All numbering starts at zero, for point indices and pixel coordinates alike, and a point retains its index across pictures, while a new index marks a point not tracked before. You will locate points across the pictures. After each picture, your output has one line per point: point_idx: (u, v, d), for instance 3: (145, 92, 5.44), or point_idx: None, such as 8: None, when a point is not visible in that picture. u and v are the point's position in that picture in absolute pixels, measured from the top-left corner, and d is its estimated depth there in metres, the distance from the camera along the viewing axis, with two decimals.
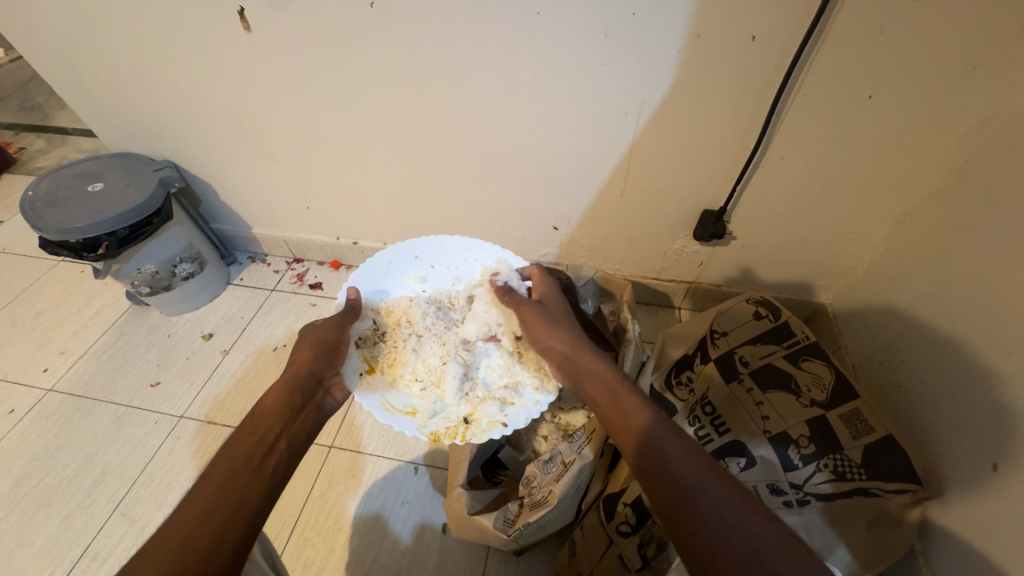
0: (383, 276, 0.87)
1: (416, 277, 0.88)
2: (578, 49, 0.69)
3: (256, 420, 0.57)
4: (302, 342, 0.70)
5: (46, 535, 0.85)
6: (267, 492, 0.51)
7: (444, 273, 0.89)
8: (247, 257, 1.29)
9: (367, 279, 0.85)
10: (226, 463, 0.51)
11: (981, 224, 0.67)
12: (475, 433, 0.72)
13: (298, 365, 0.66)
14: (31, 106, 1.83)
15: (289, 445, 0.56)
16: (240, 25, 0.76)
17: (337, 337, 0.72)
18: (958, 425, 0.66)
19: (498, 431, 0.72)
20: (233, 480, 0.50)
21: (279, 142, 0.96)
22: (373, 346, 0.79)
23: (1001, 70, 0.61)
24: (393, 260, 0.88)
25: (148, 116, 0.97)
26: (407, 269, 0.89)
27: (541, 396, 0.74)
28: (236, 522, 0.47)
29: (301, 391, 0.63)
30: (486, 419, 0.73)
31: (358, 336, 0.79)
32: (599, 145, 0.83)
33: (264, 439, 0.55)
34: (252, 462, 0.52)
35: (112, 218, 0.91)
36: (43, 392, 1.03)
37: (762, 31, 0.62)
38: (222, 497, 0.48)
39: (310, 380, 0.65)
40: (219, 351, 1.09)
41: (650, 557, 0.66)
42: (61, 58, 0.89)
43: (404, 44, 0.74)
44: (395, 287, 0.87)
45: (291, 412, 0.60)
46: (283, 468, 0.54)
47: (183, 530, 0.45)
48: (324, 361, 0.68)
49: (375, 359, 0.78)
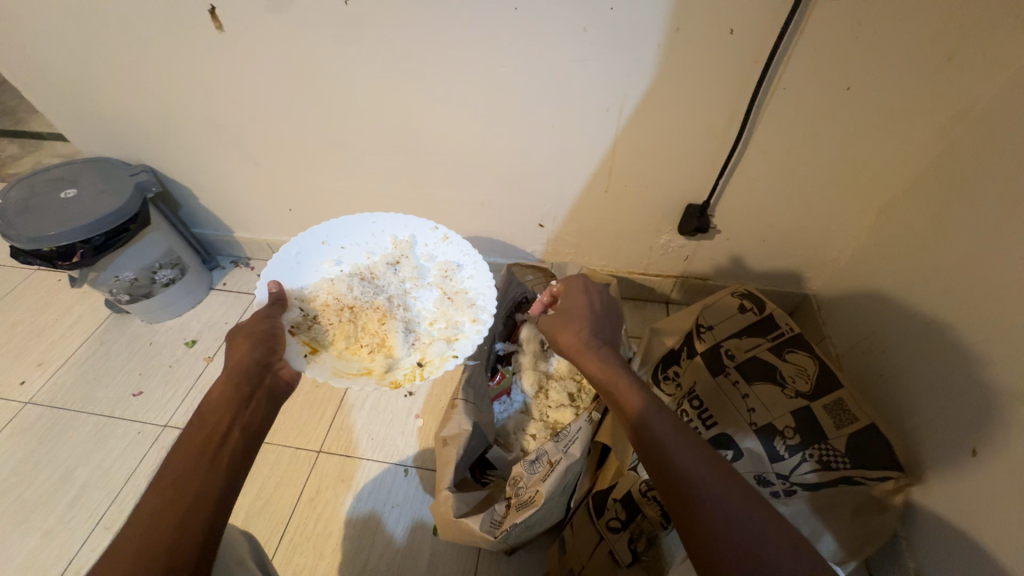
0: (295, 267, 0.82)
1: (330, 260, 0.85)
2: (557, 45, 0.68)
3: (204, 414, 0.55)
4: (235, 336, 0.66)
5: (28, 550, 0.83)
6: (228, 483, 0.50)
7: (356, 251, 0.87)
8: (230, 261, 1.27)
9: (281, 272, 0.80)
10: (178, 458, 0.50)
11: (957, 213, 0.68)
12: (431, 370, 0.72)
13: (238, 356, 0.63)
14: (3, 110, 1.78)
15: (244, 434, 0.55)
16: (212, 24, 0.75)
17: (271, 327, 0.69)
18: (939, 413, 0.68)
19: (452, 362, 0.72)
20: (187, 473, 0.49)
21: (259, 144, 0.94)
22: (308, 329, 0.74)
23: (974, 60, 0.61)
24: (300, 250, 0.83)
25: (121, 119, 0.95)
26: (318, 255, 0.85)
27: (481, 324, 0.77)
28: (199, 514, 0.47)
29: (247, 378, 0.61)
30: (438, 357, 0.74)
31: (291, 323, 0.74)
32: (581, 142, 0.82)
33: (216, 430, 0.54)
34: (206, 454, 0.51)
35: (87, 225, 0.89)
36: (21, 405, 1.00)
37: (740, 24, 0.62)
38: (180, 489, 0.47)
39: (254, 368, 0.62)
40: (203, 357, 1.07)
41: (639, 552, 0.69)
42: (27, 60, 0.86)
43: (381, 42, 0.72)
44: (311, 275, 0.82)
45: (242, 400, 0.58)
46: (243, 455, 0.54)
47: (141, 529, 0.44)
48: (265, 348, 0.66)
49: (315, 341, 0.73)
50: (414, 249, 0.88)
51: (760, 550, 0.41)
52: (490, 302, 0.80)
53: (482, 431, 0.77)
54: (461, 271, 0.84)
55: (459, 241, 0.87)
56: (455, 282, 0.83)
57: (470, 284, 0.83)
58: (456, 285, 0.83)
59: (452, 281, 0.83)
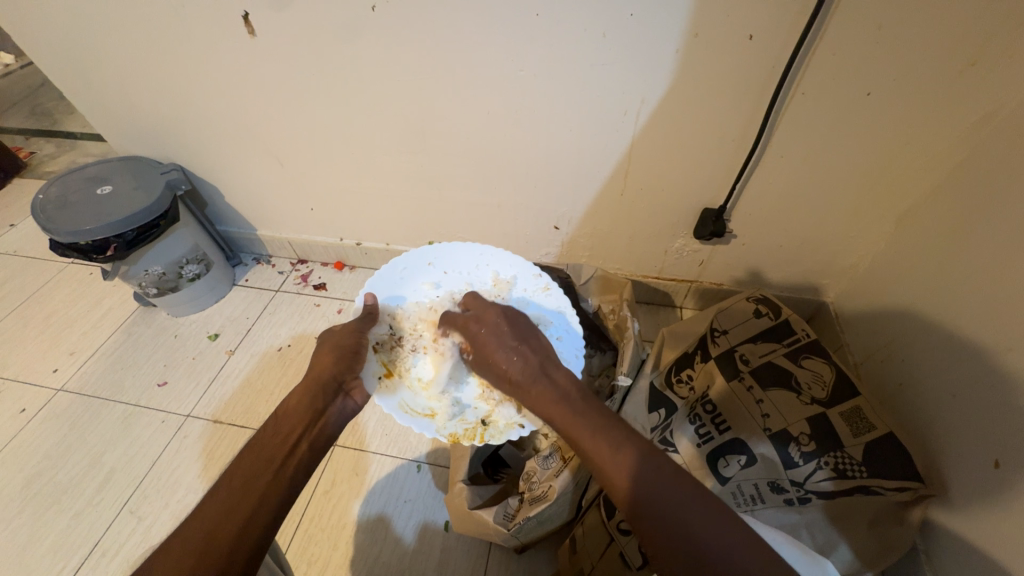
0: (397, 282, 0.84)
1: (430, 282, 0.86)
2: (576, 51, 0.70)
3: (279, 421, 0.57)
4: (321, 346, 0.69)
5: (56, 532, 0.86)
6: (286, 496, 0.51)
7: (457, 278, 0.86)
8: (251, 259, 1.31)
9: (384, 284, 0.83)
10: (248, 463, 0.52)
11: (981, 219, 0.67)
12: (493, 434, 0.72)
13: (318, 368, 0.65)
14: (41, 111, 1.86)
15: (309, 450, 0.56)
16: (245, 29, 0.78)
17: (356, 341, 0.71)
18: (960, 422, 0.66)
19: (516, 432, 0.72)
20: (253, 481, 0.50)
21: (283, 144, 0.97)
22: (390, 350, 0.78)
23: (997, 66, 0.61)
24: (406, 265, 0.86)
25: (154, 119, 0.99)
26: (420, 275, 0.86)
27: None
28: (258, 523, 0.48)
29: (322, 393, 0.63)
30: (503, 420, 0.73)
31: (376, 340, 0.77)
32: (598, 145, 0.83)
33: (286, 440, 0.55)
34: (274, 463, 0.53)
35: (122, 220, 0.93)
36: (53, 392, 1.04)
37: (760, 30, 0.63)
38: (244, 495, 0.49)
39: (330, 385, 0.64)
40: (225, 351, 1.10)
41: (650, 555, 0.65)
42: (70, 62, 0.90)
43: (405, 45, 0.74)
44: (409, 292, 0.84)
45: (314, 414, 0.60)
46: (304, 470, 0.54)
47: (204, 527, 0.46)
48: (344, 364, 0.67)
49: (392, 364, 0.77)
50: (512, 291, 0.84)
51: (710, 562, 0.43)
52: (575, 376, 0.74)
53: None
54: (550, 330, 0.79)
55: (560, 295, 0.83)
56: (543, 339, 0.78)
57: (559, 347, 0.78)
58: None
59: None
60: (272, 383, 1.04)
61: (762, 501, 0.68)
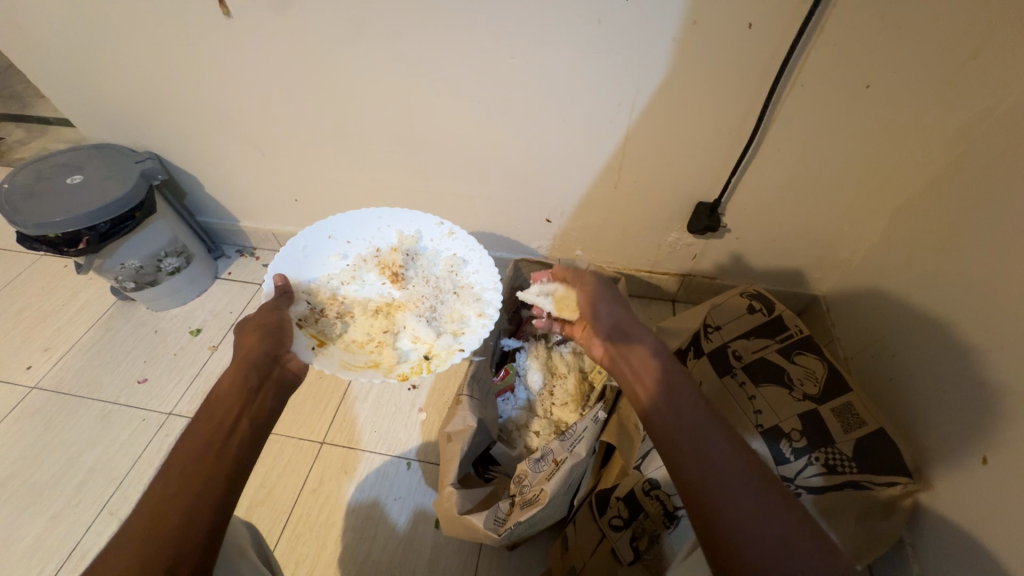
0: (301, 262, 0.82)
1: (337, 254, 0.85)
2: (569, 38, 0.67)
3: (213, 402, 0.54)
4: (243, 327, 0.65)
5: (34, 534, 0.84)
6: (234, 471, 0.49)
7: (363, 244, 0.86)
8: (234, 250, 1.27)
9: (289, 266, 0.80)
10: (186, 450, 0.49)
11: (976, 216, 0.66)
12: (438, 363, 0.72)
13: (245, 348, 0.62)
14: (10, 95, 1.77)
15: (252, 425, 0.54)
16: (220, 11, 0.73)
17: (278, 317, 0.69)
18: (948, 417, 0.67)
19: (459, 356, 0.72)
20: (194, 466, 0.47)
21: (263, 132, 0.93)
22: (316, 322, 0.74)
23: (999, 60, 0.60)
24: (306, 244, 0.83)
25: (126, 105, 0.94)
26: (324, 249, 0.84)
27: (487, 319, 0.77)
28: (205, 504, 0.46)
29: (255, 371, 0.60)
30: (444, 350, 0.74)
31: (297, 316, 0.74)
32: (591, 136, 0.81)
33: (223, 422, 0.53)
34: (215, 445, 0.50)
35: (93, 212, 0.89)
36: (27, 390, 1.01)
37: (759, 18, 0.61)
38: (186, 481, 0.46)
39: (262, 361, 0.62)
40: (207, 346, 1.07)
41: (642, 551, 0.68)
42: (33, 44, 0.85)
43: (390, 30, 0.71)
44: (318, 269, 0.82)
45: (250, 392, 0.57)
46: (250, 443, 0.53)
47: (150, 516, 0.43)
48: (273, 340, 0.65)
49: (322, 334, 0.73)
50: (419, 243, 0.87)
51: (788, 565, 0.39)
52: (495, 296, 0.80)
53: (487, 427, 0.78)
54: (466, 267, 0.84)
55: (464, 237, 0.87)
56: (460, 278, 0.83)
57: (475, 279, 0.83)
58: (462, 280, 0.83)
59: (457, 276, 0.83)
60: None
61: None
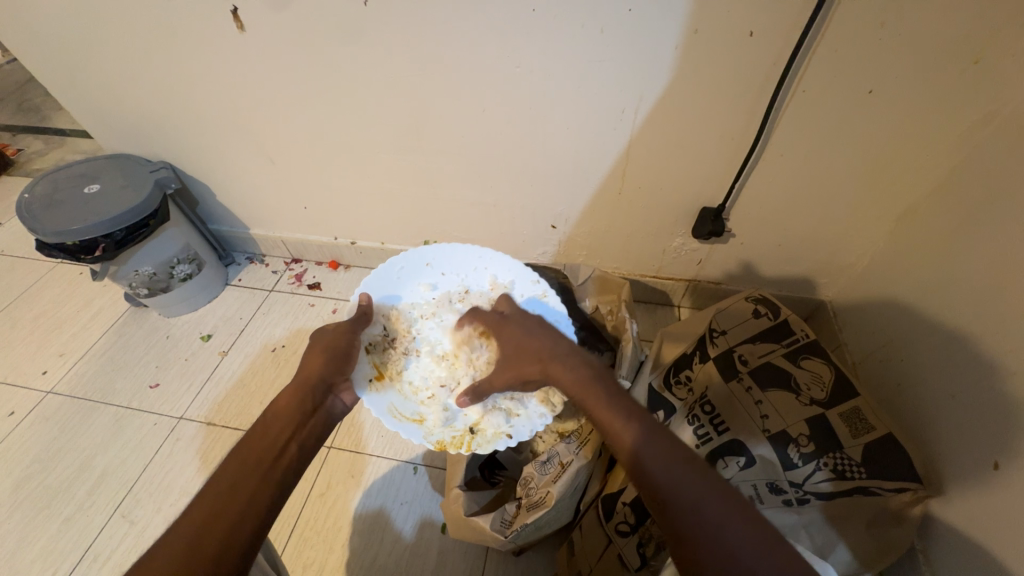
0: (393, 283, 0.83)
1: (427, 283, 0.85)
2: (574, 48, 0.69)
3: (267, 422, 0.55)
4: (313, 345, 0.66)
5: (47, 536, 0.85)
6: (275, 497, 0.49)
7: (454, 280, 0.86)
8: (245, 257, 1.29)
9: (379, 283, 0.82)
10: (236, 467, 0.50)
11: (982, 220, 0.66)
12: (480, 443, 0.72)
13: (308, 368, 0.63)
14: (28, 107, 1.82)
15: (298, 451, 0.54)
16: (234, 25, 0.76)
17: (348, 342, 0.69)
18: (959, 423, 0.66)
19: (503, 442, 0.71)
20: (241, 484, 0.48)
21: (274, 141, 0.95)
22: (383, 352, 0.77)
23: (1000, 65, 0.60)
24: (404, 266, 0.84)
25: (142, 116, 0.96)
26: (418, 275, 0.85)
27: (547, 409, 0.72)
28: (245, 526, 0.46)
29: (312, 394, 0.60)
30: (491, 429, 0.72)
31: (369, 340, 0.76)
32: (596, 143, 0.82)
33: (274, 444, 0.53)
34: (261, 467, 0.50)
35: (111, 219, 0.91)
36: (43, 395, 1.03)
37: (761, 26, 0.62)
38: (231, 499, 0.47)
39: (319, 385, 0.62)
40: (218, 351, 1.09)
41: (648, 557, 0.65)
42: (55, 58, 0.88)
43: (398, 41, 0.73)
44: (406, 293, 0.84)
45: (302, 416, 0.57)
46: (293, 474, 0.53)
47: (193, 527, 0.44)
48: (335, 365, 0.65)
49: (384, 365, 0.76)
50: (509, 295, 0.83)
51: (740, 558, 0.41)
52: None
53: None
54: None
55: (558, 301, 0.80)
56: None
57: None
58: None
59: None
60: (267, 384, 1.03)
61: (760, 502, 0.67)
